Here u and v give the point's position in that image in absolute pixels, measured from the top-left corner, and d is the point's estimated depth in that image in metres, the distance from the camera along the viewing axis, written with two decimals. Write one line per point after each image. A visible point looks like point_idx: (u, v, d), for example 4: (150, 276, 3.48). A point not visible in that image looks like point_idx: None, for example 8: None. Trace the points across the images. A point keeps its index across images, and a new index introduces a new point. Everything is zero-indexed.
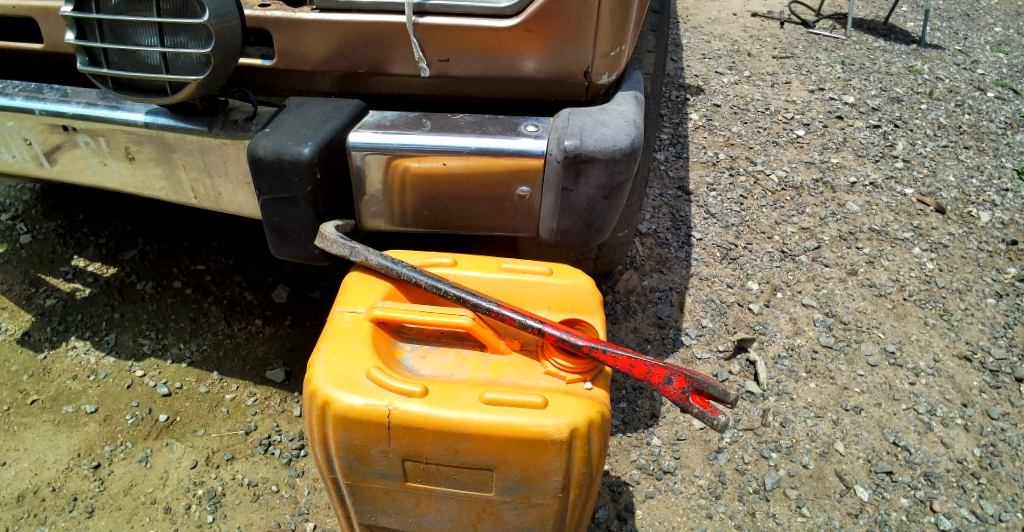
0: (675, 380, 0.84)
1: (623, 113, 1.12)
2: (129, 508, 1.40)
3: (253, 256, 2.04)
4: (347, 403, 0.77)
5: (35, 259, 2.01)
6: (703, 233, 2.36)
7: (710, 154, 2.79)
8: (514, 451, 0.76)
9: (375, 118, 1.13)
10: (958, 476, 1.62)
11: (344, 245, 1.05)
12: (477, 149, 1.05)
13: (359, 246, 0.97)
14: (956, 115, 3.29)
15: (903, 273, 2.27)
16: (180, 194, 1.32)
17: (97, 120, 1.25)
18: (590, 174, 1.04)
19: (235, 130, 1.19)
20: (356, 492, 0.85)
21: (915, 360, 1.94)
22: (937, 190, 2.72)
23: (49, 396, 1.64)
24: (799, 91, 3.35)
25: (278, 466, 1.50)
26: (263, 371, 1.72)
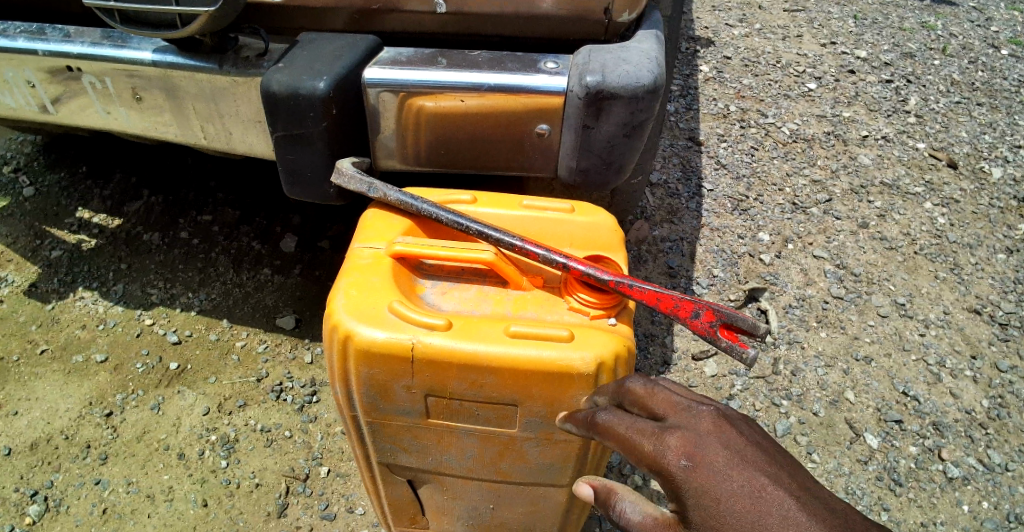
0: (701, 315, 0.82)
1: (646, 50, 1.08)
2: (142, 455, 1.41)
3: (260, 206, 2.01)
4: (370, 337, 0.75)
5: (39, 213, 1.98)
6: (714, 184, 2.32)
7: (721, 106, 2.73)
8: (539, 385, 0.76)
9: (390, 55, 1.09)
10: (967, 426, 1.65)
11: (361, 181, 1.02)
12: (495, 86, 1.02)
13: (376, 182, 0.95)
14: (969, 71, 3.21)
15: (914, 227, 2.25)
16: (189, 135, 1.29)
17: (103, 60, 1.20)
18: (612, 112, 1.01)
19: (248, 67, 1.15)
20: (377, 430, 0.85)
21: (925, 312, 1.94)
22: (950, 145, 2.67)
23: (59, 345, 1.63)
24: (811, 44, 3.26)
25: (291, 412, 1.50)
26: (273, 318, 1.71)
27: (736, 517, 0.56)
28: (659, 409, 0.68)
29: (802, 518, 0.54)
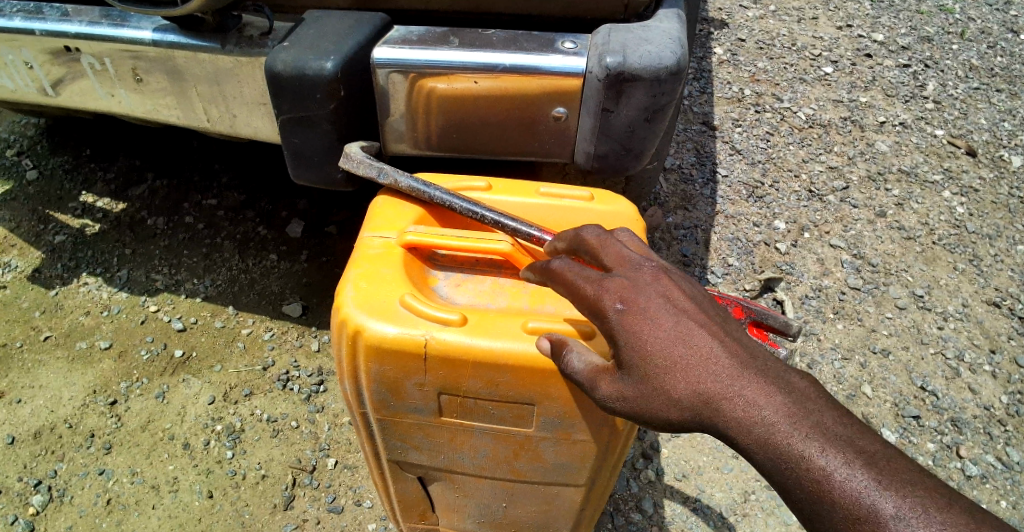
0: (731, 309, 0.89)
1: (668, 30, 1.02)
2: (147, 445, 1.38)
3: (265, 190, 1.97)
4: (381, 333, 0.72)
5: (42, 197, 1.95)
6: (728, 170, 2.27)
7: (735, 90, 2.66)
8: (558, 384, 0.73)
9: (400, 33, 1.04)
10: (986, 422, 1.62)
11: (371, 167, 0.98)
12: (510, 67, 0.97)
13: (387, 167, 0.91)
14: (988, 57, 3.12)
15: (933, 217, 2.19)
16: (192, 118, 1.25)
17: (102, 39, 1.15)
18: (633, 95, 0.96)
19: (251, 45, 1.10)
20: (387, 427, 0.81)
21: (944, 304, 1.90)
22: (969, 133, 2.60)
23: (62, 332, 1.61)
24: (826, 27, 3.17)
25: (297, 402, 1.47)
26: (279, 306, 1.68)
27: (667, 360, 0.63)
28: (608, 261, 0.72)
29: (719, 358, 0.63)
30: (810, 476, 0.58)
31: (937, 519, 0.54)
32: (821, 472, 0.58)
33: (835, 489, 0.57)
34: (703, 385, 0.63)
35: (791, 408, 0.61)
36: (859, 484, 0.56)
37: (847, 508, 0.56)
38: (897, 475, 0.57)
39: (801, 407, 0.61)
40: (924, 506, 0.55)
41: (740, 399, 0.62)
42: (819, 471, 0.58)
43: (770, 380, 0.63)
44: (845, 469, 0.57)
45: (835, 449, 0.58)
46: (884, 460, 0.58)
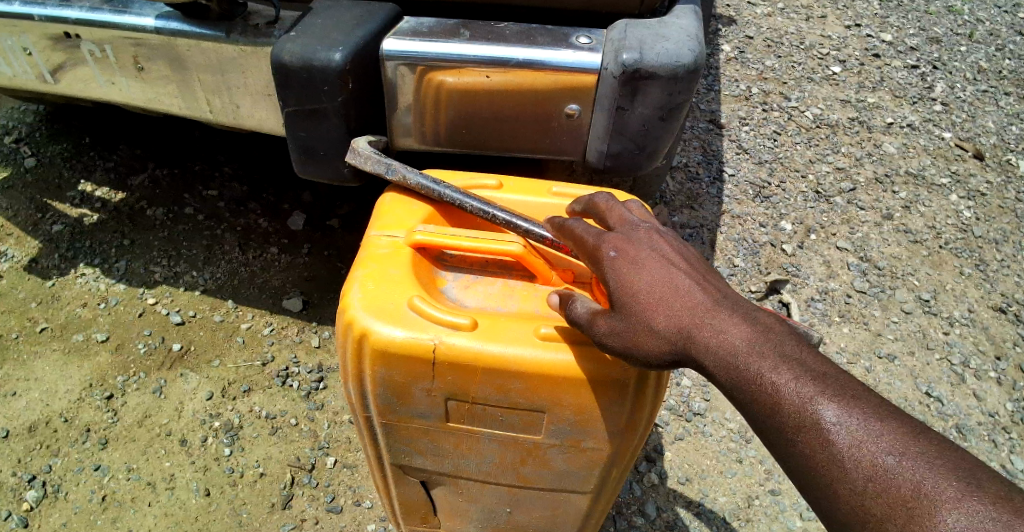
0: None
1: (685, 26, 1.00)
2: (144, 440, 1.36)
3: (267, 182, 1.94)
4: (388, 336, 0.70)
5: (40, 185, 1.92)
6: (735, 169, 2.24)
7: (743, 88, 2.63)
8: (571, 392, 0.71)
9: (411, 25, 1.02)
10: (991, 429, 1.61)
11: (378, 162, 0.96)
12: (523, 62, 0.95)
13: (396, 164, 0.91)
14: (997, 59, 3.09)
15: (940, 221, 2.17)
16: (194, 108, 1.22)
17: (103, 26, 1.13)
18: (649, 92, 0.94)
19: (257, 35, 1.08)
20: (391, 431, 0.79)
21: (950, 309, 1.88)
22: (977, 136, 2.58)
23: (59, 324, 1.58)
24: (835, 26, 3.14)
25: (297, 399, 1.45)
26: (280, 300, 1.65)
27: (648, 295, 0.65)
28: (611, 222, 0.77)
29: (696, 293, 0.65)
30: (775, 398, 0.58)
31: (891, 434, 0.54)
32: (783, 393, 0.58)
33: (795, 409, 0.57)
34: (678, 316, 0.63)
35: (762, 338, 0.61)
36: (817, 403, 0.56)
37: (804, 426, 0.56)
38: (858, 398, 0.57)
39: (771, 338, 0.62)
40: (880, 423, 0.55)
41: (713, 330, 0.62)
42: (782, 393, 0.58)
43: (743, 314, 0.64)
44: (807, 389, 0.57)
45: (798, 372, 0.58)
46: (846, 386, 0.58)
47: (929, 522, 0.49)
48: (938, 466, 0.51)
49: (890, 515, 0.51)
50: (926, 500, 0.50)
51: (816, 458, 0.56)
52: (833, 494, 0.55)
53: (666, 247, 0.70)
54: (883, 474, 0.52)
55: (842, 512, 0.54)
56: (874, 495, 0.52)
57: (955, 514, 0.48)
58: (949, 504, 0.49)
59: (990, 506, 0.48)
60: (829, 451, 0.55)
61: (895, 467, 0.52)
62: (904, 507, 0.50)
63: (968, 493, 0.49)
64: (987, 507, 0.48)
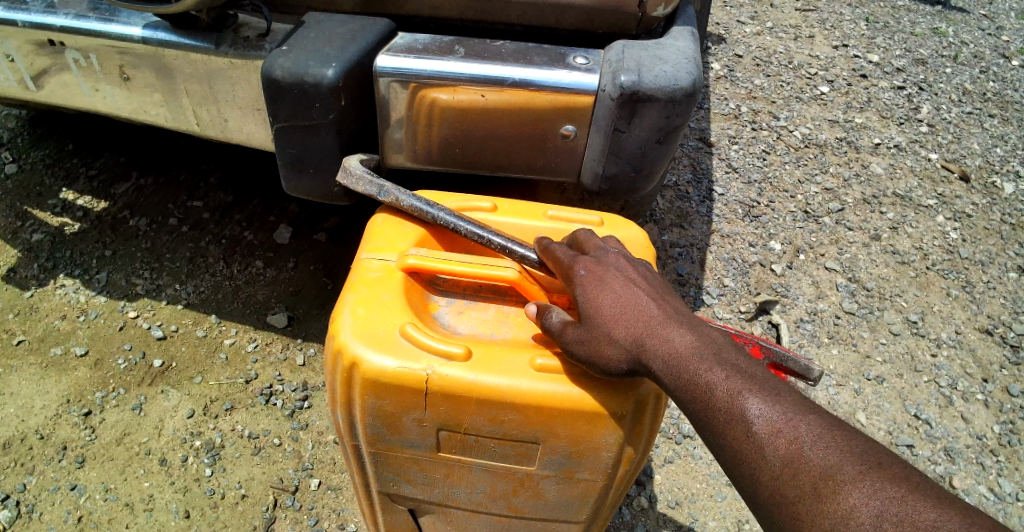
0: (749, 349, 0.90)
1: (682, 48, 1.00)
2: (122, 459, 1.32)
3: (254, 193, 1.92)
4: (380, 366, 0.71)
5: (20, 192, 1.87)
6: (725, 188, 2.25)
7: (732, 106, 2.64)
8: (565, 423, 0.72)
9: (405, 41, 1.00)
10: (978, 452, 1.61)
11: (371, 183, 0.93)
12: (519, 81, 0.94)
13: (388, 186, 0.93)
14: (980, 81, 3.14)
15: (927, 242, 2.19)
16: (181, 121, 1.20)
17: (88, 34, 1.10)
18: (647, 115, 0.93)
19: (247, 48, 1.06)
20: (380, 461, 0.79)
21: (937, 330, 1.89)
22: (962, 157, 2.61)
23: (36, 336, 1.54)
24: (822, 46, 3.18)
25: (280, 418, 1.42)
26: (265, 316, 1.62)
27: (609, 310, 0.71)
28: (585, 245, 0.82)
29: (650, 306, 0.71)
30: (711, 397, 0.64)
31: (808, 426, 0.60)
32: (718, 392, 0.64)
33: (727, 405, 0.63)
34: (635, 327, 0.69)
35: (704, 345, 0.67)
36: (747, 400, 0.63)
37: (735, 421, 0.62)
38: (783, 397, 0.63)
39: (713, 345, 0.68)
40: (800, 418, 0.61)
41: (662, 337, 0.68)
42: (717, 392, 0.64)
43: (689, 325, 0.70)
44: (739, 388, 0.64)
45: (732, 374, 0.65)
46: (774, 386, 0.64)
47: (834, 500, 0.55)
48: (846, 451, 0.58)
49: (804, 495, 0.57)
50: (834, 481, 0.56)
51: (744, 449, 0.62)
52: (757, 480, 0.61)
53: (627, 266, 0.76)
54: (800, 459, 0.58)
55: (764, 496, 0.61)
56: (790, 479, 0.58)
57: (857, 491, 0.55)
58: (853, 482, 0.55)
59: (887, 483, 0.54)
60: (755, 442, 0.61)
61: (810, 453, 0.58)
62: (814, 487, 0.57)
63: (870, 474, 0.56)
64: (883, 483, 0.54)
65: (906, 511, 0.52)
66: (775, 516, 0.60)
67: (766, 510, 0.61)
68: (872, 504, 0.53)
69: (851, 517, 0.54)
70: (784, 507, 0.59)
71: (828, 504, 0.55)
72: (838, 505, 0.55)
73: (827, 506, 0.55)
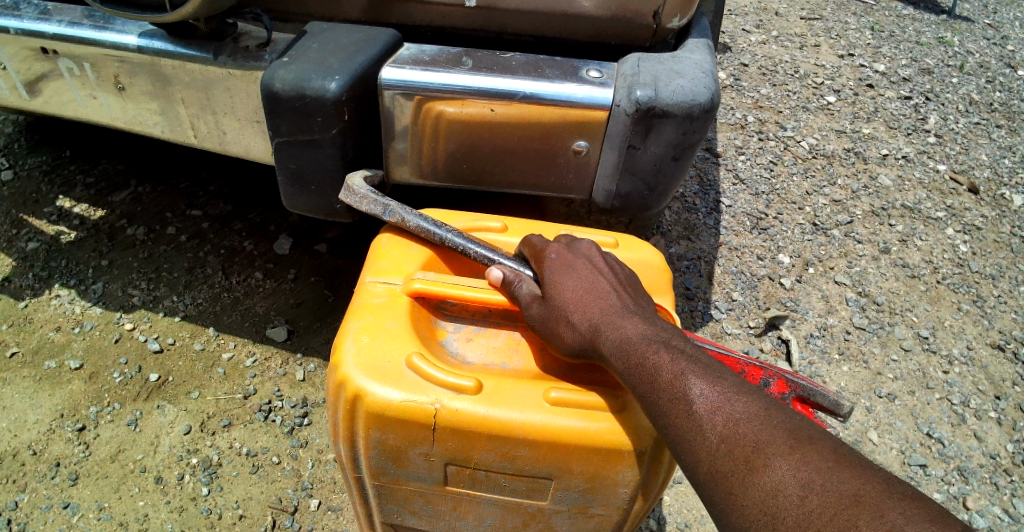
0: (775, 384, 0.88)
1: (699, 61, 0.97)
2: (116, 477, 1.29)
3: (254, 202, 1.89)
4: (384, 399, 0.72)
5: (16, 199, 1.84)
6: (732, 200, 2.22)
7: (739, 116, 2.61)
8: (581, 460, 0.73)
9: (411, 52, 0.98)
10: (992, 472, 1.57)
11: (377, 203, 0.92)
12: (529, 95, 0.91)
13: (393, 205, 0.93)
14: (987, 91, 3.12)
15: (936, 255, 2.15)
16: (178, 132, 1.17)
17: (83, 42, 1.08)
18: (662, 131, 0.91)
19: (246, 58, 1.03)
20: (384, 493, 0.82)
21: (949, 346, 1.86)
22: (970, 169, 2.58)
23: (30, 348, 1.50)
24: (828, 55, 3.15)
25: (279, 436, 1.39)
26: (264, 329, 1.59)
27: (571, 295, 0.78)
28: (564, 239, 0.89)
29: (610, 296, 0.77)
30: (657, 377, 0.68)
31: (746, 405, 0.63)
32: (663, 372, 0.68)
33: (670, 384, 0.67)
34: (593, 312, 0.76)
35: (655, 333, 0.73)
36: (689, 380, 0.66)
37: (676, 399, 0.66)
38: (725, 380, 0.67)
39: (664, 334, 0.73)
40: (738, 397, 0.64)
41: (616, 322, 0.74)
42: (663, 372, 0.68)
43: (644, 316, 0.76)
44: (683, 369, 0.67)
45: (677, 357, 0.69)
46: (718, 370, 0.68)
47: (764, 471, 0.58)
48: (779, 427, 0.60)
49: (736, 468, 0.60)
50: (764, 454, 0.59)
51: (684, 426, 0.64)
52: (696, 457, 0.63)
53: (597, 256, 0.83)
54: (735, 434, 0.61)
55: (700, 472, 0.63)
56: (726, 454, 0.61)
57: (787, 463, 0.57)
58: (785, 455, 0.58)
59: (815, 456, 0.57)
60: (694, 419, 0.64)
61: (744, 429, 0.61)
62: (745, 461, 0.59)
63: (801, 448, 0.58)
64: (811, 455, 0.57)
65: (830, 481, 0.54)
66: (710, 490, 0.62)
67: (702, 487, 0.63)
68: (800, 476, 0.56)
69: (780, 488, 0.56)
70: (718, 482, 0.61)
71: (757, 476, 0.58)
72: (768, 477, 0.57)
73: (757, 478, 0.58)
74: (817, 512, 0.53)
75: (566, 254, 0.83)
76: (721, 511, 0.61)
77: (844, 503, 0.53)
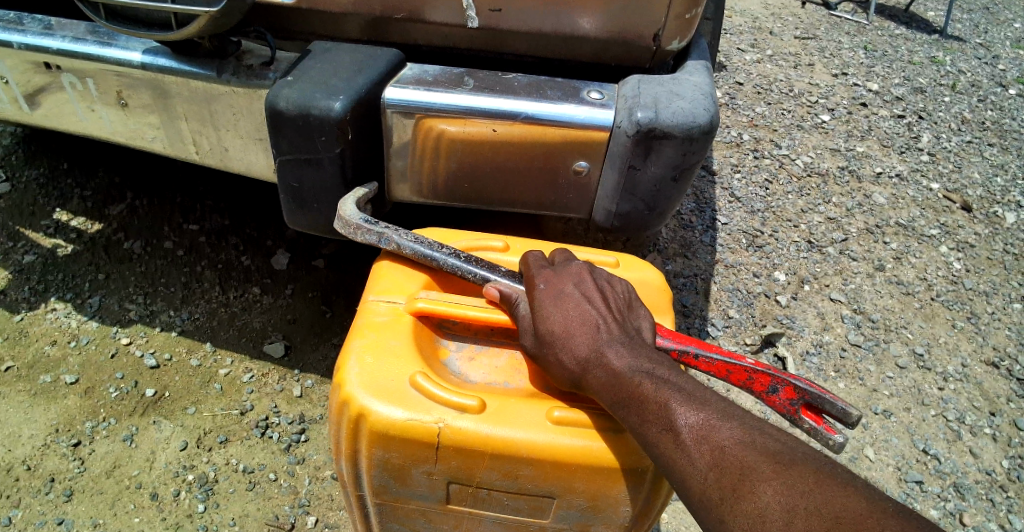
0: (783, 390, 0.87)
1: (698, 84, 0.99)
2: (111, 493, 1.27)
3: (252, 216, 1.89)
4: (388, 417, 0.73)
5: (14, 212, 1.84)
6: (728, 218, 2.24)
7: (734, 134, 2.64)
8: (584, 479, 0.74)
9: (415, 72, 0.99)
10: (988, 489, 1.57)
11: (371, 233, 0.92)
12: (531, 115, 0.92)
13: (388, 230, 0.93)
14: (979, 110, 3.16)
15: (930, 272, 2.17)
16: (179, 147, 1.18)
17: (86, 58, 1.09)
18: (662, 153, 0.92)
19: (250, 77, 1.04)
20: (385, 511, 0.82)
21: (944, 364, 1.87)
22: (964, 187, 2.61)
23: (25, 362, 1.50)
24: (822, 74, 3.20)
25: (276, 452, 1.38)
26: (261, 345, 1.58)
27: (559, 328, 0.77)
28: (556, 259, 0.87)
29: (598, 329, 0.76)
30: (645, 405, 0.69)
31: (731, 430, 0.64)
32: (650, 401, 0.68)
33: (657, 415, 0.67)
34: (581, 347, 0.75)
35: (642, 365, 0.72)
36: (674, 410, 0.67)
37: (664, 430, 0.66)
38: (710, 405, 0.67)
39: (651, 364, 0.73)
40: (722, 423, 0.65)
41: (603, 355, 0.74)
42: (649, 400, 0.68)
43: (632, 347, 0.75)
44: (667, 398, 0.68)
45: (661, 386, 0.69)
46: (702, 396, 0.69)
47: (750, 497, 0.59)
48: (763, 451, 0.61)
49: (724, 496, 0.60)
50: (749, 480, 0.60)
51: (672, 456, 0.65)
52: (686, 486, 0.64)
53: (586, 282, 0.82)
54: (722, 461, 0.62)
55: (690, 500, 0.64)
56: (714, 482, 0.62)
57: (771, 487, 0.58)
58: (769, 480, 0.59)
59: (797, 478, 0.58)
60: (682, 449, 0.65)
61: (730, 453, 0.62)
62: (732, 488, 0.60)
63: (784, 470, 0.59)
64: (794, 479, 0.58)
65: (812, 504, 0.56)
66: (702, 516, 0.63)
67: (695, 513, 0.64)
68: (784, 500, 0.57)
69: (766, 514, 0.57)
70: (708, 507, 0.62)
71: (744, 503, 0.59)
72: (754, 503, 0.58)
73: (744, 505, 0.59)
74: None
75: (554, 281, 0.82)
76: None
77: (828, 525, 0.54)
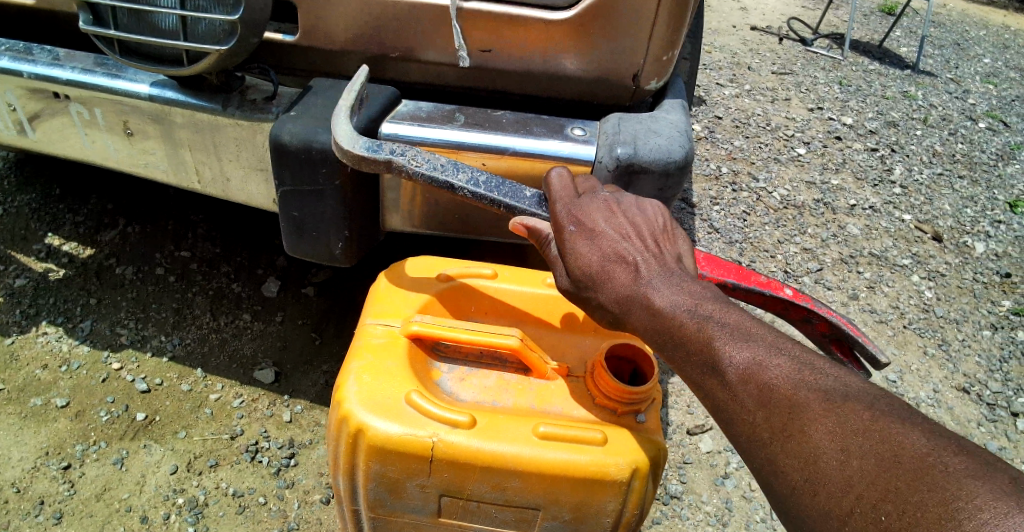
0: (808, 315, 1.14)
1: (674, 121, 1.06)
2: (101, 516, 1.29)
3: (243, 244, 1.93)
4: (384, 432, 0.77)
5: (6, 236, 1.86)
6: (707, 248, 2.31)
7: (713, 167, 2.74)
8: (568, 491, 0.78)
9: (409, 109, 1.05)
10: None
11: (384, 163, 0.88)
12: (518, 151, 0.98)
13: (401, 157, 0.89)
14: (949, 143, 3.30)
15: (903, 300, 2.26)
16: (181, 176, 1.22)
17: (94, 90, 1.14)
18: (641, 186, 0.99)
19: (253, 110, 1.10)
20: (379, 525, 0.86)
21: (916, 389, 1.93)
22: (935, 218, 2.72)
23: (15, 386, 1.51)
24: (799, 108, 3.33)
25: (266, 476, 1.40)
26: (251, 371, 1.61)
27: (597, 272, 0.81)
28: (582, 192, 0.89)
29: (635, 267, 0.80)
30: (690, 345, 0.72)
31: (780, 368, 0.66)
32: (695, 341, 0.71)
33: (702, 356, 0.71)
34: (620, 288, 0.79)
35: (683, 301, 0.75)
36: (720, 350, 0.69)
37: (710, 371, 0.70)
38: (758, 341, 0.69)
39: (694, 299, 0.75)
40: (770, 361, 0.67)
41: (643, 295, 0.78)
42: (694, 340, 0.72)
43: (670, 278, 0.78)
44: (714, 339, 0.70)
45: (706, 325, 0.72)
46: (753, 335, 0.70)
47: (801, 436, 0.60)
48: (815, 390, 0.62)
49: (774, 436, 0.63)
50: (800, 419, 0.61)
51: (722, 396, 0.69)
52: (739, 424, 0.67)
53: (616, 221, 0.84)
54: (772, 400, 0.64)
55: (742, 439, 0.67)
56: (764, 422, 0.64)
57: (822, 427, 0.59)
58: (820, 420, 0.60)
59: (849, 416, 0.59)
60: (730, 389, 0.68)
61: (778, 392, 0.64)
62: (783, 428, 0.62)
63: (835, 408, 0.60)
64: (847, 417, 0.59)
65: (867, 442, 0.56)
66: (754, 457, 0.65)
67: (748, 454, 0.66)
68: (836, 438, 0.58)
69: (819, 453, 0.59)
70: (760, 448, 0.64)
71: (796, 441, 0.61)
72: (805, 442, 0.60)
73: (795, 444, 0.61)
74: (857, 476, 0.55)
75: (585, 221, 0.85)
76: (764, 475, 0.64)
77: (883, 465, 0.54)
